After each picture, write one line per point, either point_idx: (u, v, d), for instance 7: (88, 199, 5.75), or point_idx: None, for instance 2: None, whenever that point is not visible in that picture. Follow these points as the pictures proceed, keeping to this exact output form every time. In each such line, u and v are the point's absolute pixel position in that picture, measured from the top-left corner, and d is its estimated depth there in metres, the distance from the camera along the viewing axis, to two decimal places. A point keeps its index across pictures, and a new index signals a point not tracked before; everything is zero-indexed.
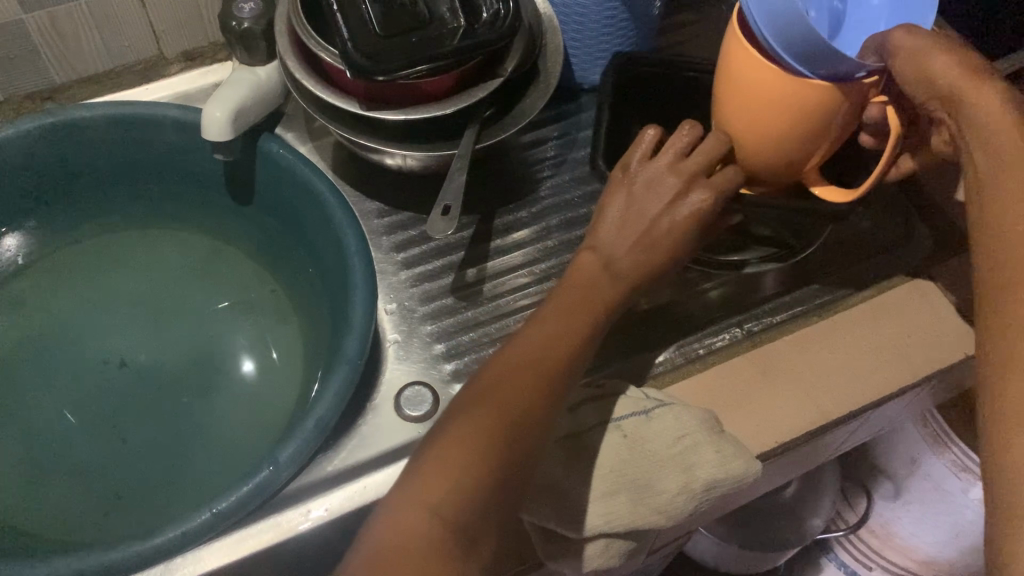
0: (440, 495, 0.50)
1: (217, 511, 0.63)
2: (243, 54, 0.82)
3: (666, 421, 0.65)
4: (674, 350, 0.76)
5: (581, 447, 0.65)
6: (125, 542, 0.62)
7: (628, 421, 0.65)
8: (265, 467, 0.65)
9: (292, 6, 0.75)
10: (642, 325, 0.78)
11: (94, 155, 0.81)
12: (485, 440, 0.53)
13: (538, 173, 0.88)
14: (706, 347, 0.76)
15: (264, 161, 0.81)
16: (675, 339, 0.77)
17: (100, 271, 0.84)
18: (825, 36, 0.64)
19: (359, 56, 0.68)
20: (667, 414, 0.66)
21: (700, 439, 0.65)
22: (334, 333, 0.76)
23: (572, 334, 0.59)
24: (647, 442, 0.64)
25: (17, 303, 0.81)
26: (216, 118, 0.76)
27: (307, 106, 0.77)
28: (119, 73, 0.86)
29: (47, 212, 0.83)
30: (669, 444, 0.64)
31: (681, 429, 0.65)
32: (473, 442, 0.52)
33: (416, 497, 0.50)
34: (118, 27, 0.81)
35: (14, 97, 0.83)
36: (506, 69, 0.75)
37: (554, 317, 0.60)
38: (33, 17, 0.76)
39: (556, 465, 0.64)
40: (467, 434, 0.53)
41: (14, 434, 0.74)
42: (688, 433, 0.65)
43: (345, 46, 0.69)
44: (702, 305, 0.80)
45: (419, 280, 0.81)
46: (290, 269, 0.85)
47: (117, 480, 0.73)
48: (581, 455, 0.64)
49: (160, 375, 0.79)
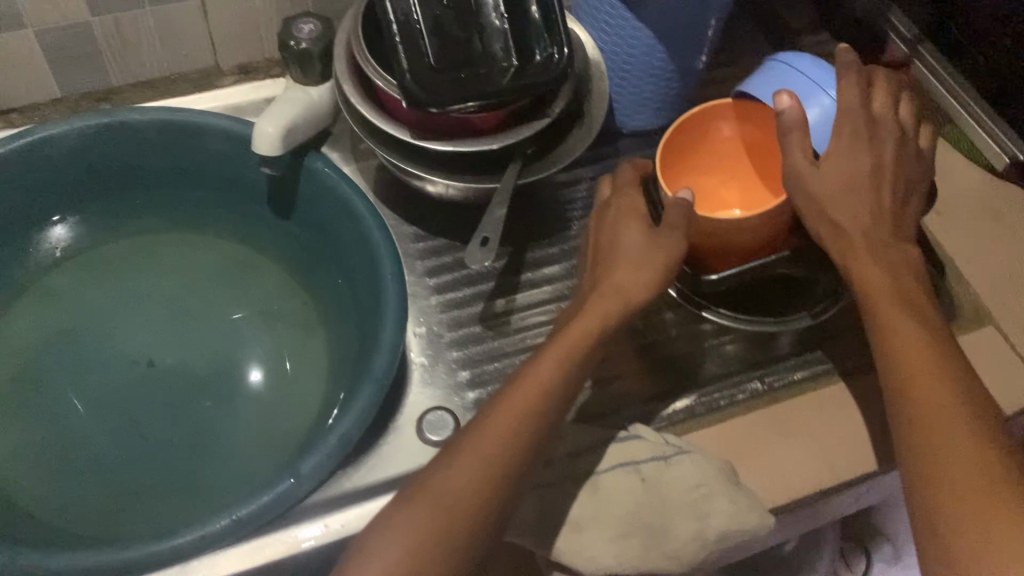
0: (433, 521, 0.55)
1: (237, 518, 0.65)
2: (297, 73, 0.85)
3: (684, 468, 0.66)
4: (696, 399, 0.78)
5: (598, 486, 0.66)
6: (141, 542, 0.63)
7: (647, 464, 0.66)
8: (287, 478, 0.67)
9: (354, 31, 0.78)
10: (663, 371, 0.80)
11: (141, 158, 0.83)
12: (481, 476, 0.57)
13: (570, 212, 0.89)
14: (725, 400, 0.78)
15: (307, 177, 0.83)
16: (698, 389, 0.79)
17: (135, 269, 0.85)
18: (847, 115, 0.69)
19: (416, 86, 0.70)
20: (686, 461, 0.67)
21: (716, 488, 0.65)
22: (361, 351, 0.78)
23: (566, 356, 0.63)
24: (664, 487, 0.66)
25: (54, 295, 0.83)
26: (266, 132, 0.79)
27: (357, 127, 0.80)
28: (175, 80, 0.88)
29: (91, 208, 0.85)
30: (686, 491, 0.65)
31: (700, 478, 0.66)
32: (475, 473, 0.57)
33: (426, 519, 0.56)
34: (179, 36, 0.83)
35: (72, 95, 0.86)
36: (553, 109, 0.77)
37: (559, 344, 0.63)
38: (99, 20, 0.78)
39: (573, 502, 0.65)
40: (471, 466, 0.58)
41: (41, 422, 0.76)
42: (705, 483, 0.65)
43: (403, 75, 0.71)
44: (726, 357, 0.81)
45: (449, 306, 0.83)
46: (321, 284, 0.86)
47: (138, 475, 0.75)
48: (598, 493, 0.66)
49: (186, 377, 0.81)
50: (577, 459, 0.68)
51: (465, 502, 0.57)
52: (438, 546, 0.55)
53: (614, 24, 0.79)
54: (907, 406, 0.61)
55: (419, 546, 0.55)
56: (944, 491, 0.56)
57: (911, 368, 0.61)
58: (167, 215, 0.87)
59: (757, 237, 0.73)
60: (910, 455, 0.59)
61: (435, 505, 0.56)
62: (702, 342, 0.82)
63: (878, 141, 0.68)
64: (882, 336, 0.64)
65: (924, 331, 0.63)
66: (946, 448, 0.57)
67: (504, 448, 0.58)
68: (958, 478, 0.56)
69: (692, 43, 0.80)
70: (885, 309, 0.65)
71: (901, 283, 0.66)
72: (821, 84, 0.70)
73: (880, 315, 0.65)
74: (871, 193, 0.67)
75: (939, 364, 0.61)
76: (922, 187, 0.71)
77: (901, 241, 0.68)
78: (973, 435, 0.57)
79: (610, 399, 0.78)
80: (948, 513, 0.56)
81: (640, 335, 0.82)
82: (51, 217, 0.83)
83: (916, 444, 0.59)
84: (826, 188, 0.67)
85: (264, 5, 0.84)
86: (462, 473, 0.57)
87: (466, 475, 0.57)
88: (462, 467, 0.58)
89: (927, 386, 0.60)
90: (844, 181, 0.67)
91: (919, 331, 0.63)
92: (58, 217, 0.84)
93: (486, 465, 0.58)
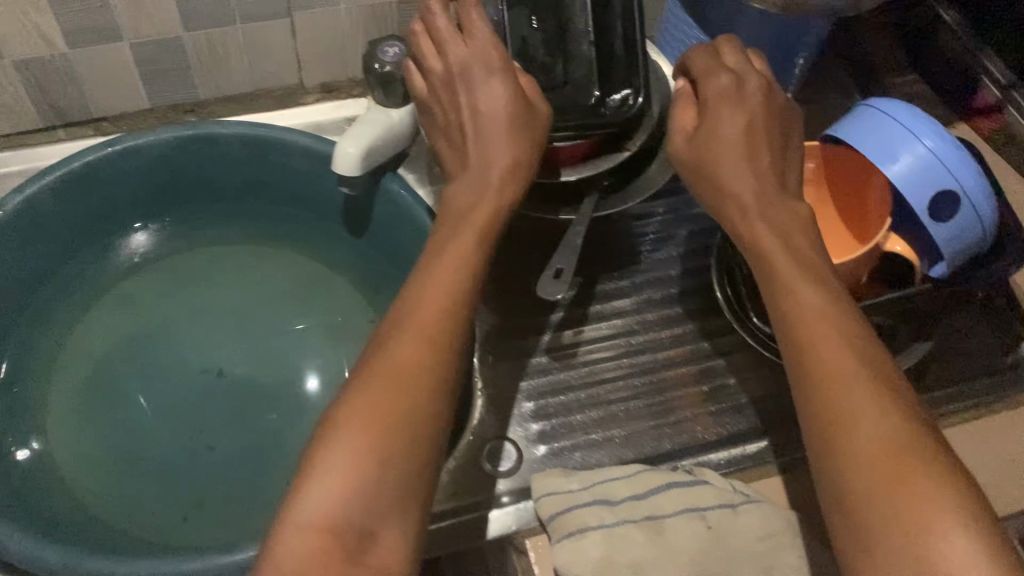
0: (344, 485, 0.51)
1: None
2: (380, 95, 0.84)
3: (751, 518, 0.66)
4: (761, 445, 0.80)
5: (662, 528, 0.66)
6: (206, 554, 0.64)
7: (715, 512, 0.67)
8: None
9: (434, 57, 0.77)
10: (722, 417, 0.82)
11: (220, 170, 0.84)
12: (397, 414, 0.53)
13: (639, 246, 0.89)
14: (789, 450, 0.79)
15: (383, 200, 0.83)
16: (763, 437, 0.80)
17: (208, 277, 0.87)
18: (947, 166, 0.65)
19: None
20: (753, 511, 0.67)
21: (783, 542, 0.66)
22: None
23: (442, 303, 0.57)
24: (729, 536, 0.65)
25: (131, 299, 0.85)
26: (347, 153, 0.79)
27: (431, 154, 0.79)
28: (259, 96, 0.90)
29: (172, 217, 0.88)
30: (751, 543, 0.65)
31: (766, 530, 0.66)
32: (395, 401, 0.53)
33: (361, 447, 0.51)
34: (267, 53, 0.85)
35: (161, 107, 0.89)
36: (631, 146, 0.78)
37: (430, 289, 0.58)
38: (192, 36, 0.80)
39: (634, 544, 0.65)
40: (366, 416, 0.53)
41: (112, 424, 0.77)
42: (772, 534, 0.66)
43: None
44: (790, 407, 0.81)
45: (519, 334, 0.84)
46: (390, 302, 0.86)
47: (201, 484, 0.76)
48: (661, 535, 0.65)
49: (252, 390, 0.81)
50: (641, 502, 0.68)
51: (390, 426, 0.53)
52: (366, 478, 0.51)
53: None
54: (830, 386, 0.52)
55: (351, 482, 0.51)
56: (871, 473, 0.49)
57: (811, 329, 0.54)
58: (244, 226, 0.89)
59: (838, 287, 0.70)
60: (809, 418, 0.53)
61: (381, 396, 0.53)
62: (767, 390, 0.82)
63: (747, 96, 0.64)
64: (778, 299, 0.57)
65: (828, 296, 0.56)
66: (857, 424, 0.50)
67: (421, 390, 0.54)
68: (869, 451, 0.49)
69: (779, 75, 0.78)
70: (789, 277, 0.57)
71: (796, 246, 0.59)
72: (916, 132, 0.66)
73: (776, 271, 0.58)
74: (750, 142, 0.62)
75: (822, 323, 0.54)
76: (796, 146, 0.66)
77: (788, 196, 0.62)
78: (886, 412, 0.50)
79: (674, 440, 0.80)
80: (855, 491, 0.49)
81: (702, 377, 0.83)
82: (132, 224, 0.86)
83: (827, 436, 0.51)
84: (716, 102, 0.64)
85: (351, 26, 0.84)
86: (363, 428, 0.52)
87: (362, 433, 0.52)
88: (362, 417, 0.53)
89: (826, 354, 0.53)
90: (735, 139, 0.62)
91: (820, 297, 0.56)
92: (140, 225, 0.87)
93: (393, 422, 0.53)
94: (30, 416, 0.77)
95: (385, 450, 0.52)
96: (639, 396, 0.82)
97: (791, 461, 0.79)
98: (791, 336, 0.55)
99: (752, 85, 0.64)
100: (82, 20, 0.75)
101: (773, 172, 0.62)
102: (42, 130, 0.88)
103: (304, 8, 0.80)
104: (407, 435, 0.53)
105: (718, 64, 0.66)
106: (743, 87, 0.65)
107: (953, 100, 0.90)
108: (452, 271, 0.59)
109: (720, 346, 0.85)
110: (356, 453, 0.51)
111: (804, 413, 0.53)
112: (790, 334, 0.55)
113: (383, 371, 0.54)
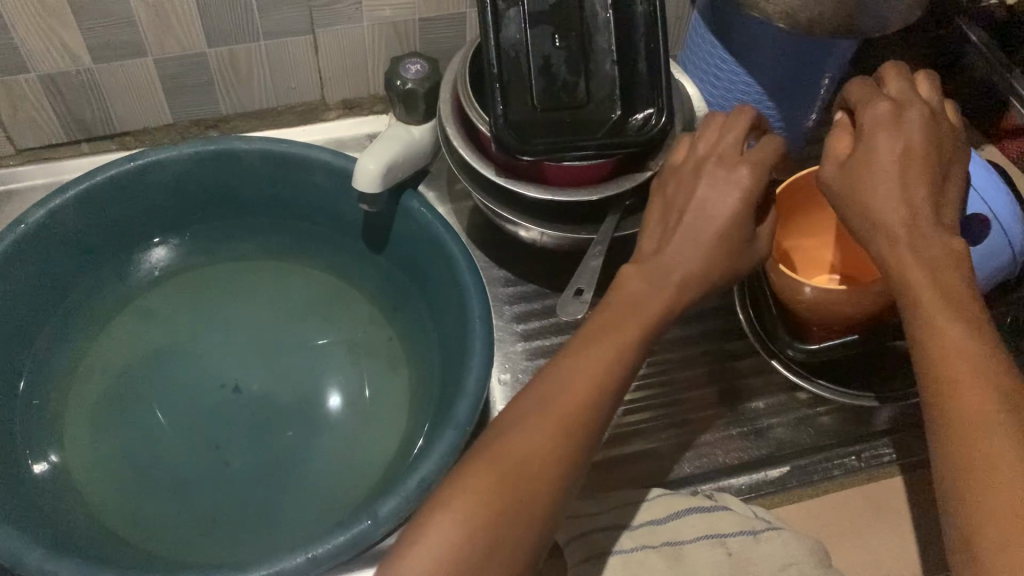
0: (467, 537, 0.46)
1: (312, 556, 0.59)
2: (401, 112, 0.83)
3: (773, 546, 0.61)
4: (789, 469, 0.75)
5: (713, 534, 0.62)
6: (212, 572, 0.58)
7: (734, 539, 0.62)
8: (362, 519, 0.61)
9: (462, 73, 0.75)
10: (747, 438, 0.78)
11: (242, 185, 0.82)
12: (540, 456, 0.49)
13: None
14: (818, 474, 0.75)
15: (403, 216, 0.80)
16: (791, 459, 0.76)
17: (227, 292, 0.84)
18: (974, 187, 0.68)
19: (508, 133, 0.67)
20: (775, 538, 0.62)
21: (807, 570, 0.60)
22: (445, 399, 0.73)
23: (598, 368, 0.52)
24: (753, 566, 0.60)
25: (151, 314, 0.81)
26: (368, 169, 0.76)
27: (454, 167, 0.76)
28: (281, 112, 0.89)
29: (194, 230, 0.85)
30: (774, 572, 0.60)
31: (789, 557, 0.60)
32: (530, 458, 0.49)
33: (468, 514, 0.47)
34: (288, 70, 0.84)
35: (182, 122, 0.87)
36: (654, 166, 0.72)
37: (580, 356, 0.53)
38: (214, 52, 0.79)
39: (691, 553, 0.61)
40: (495, 470, 0.48)
41: (128, 441, 0.74)
42: (795, 563, 0.60)
43: (496, 115, 0.67)
44: (821, 425, 0.78)
45: (536, 353, 0.82)
46: (410, 319, 0.82)
47: (214, 503, 0.71)
48: (714, 540, 0.62)
49: (272, 406, 0.77)
50: (660, 528, 0.63)
51: (523, 479, 0.49)
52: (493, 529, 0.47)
53: (725, 74, 0.81)
54: (949, 426, 0.47)
55: (462, 531, 0.46)
56: (986, 502, 0.44)
57: (951, 368, 0.48)
58: (267, 240, 0.86)
59: (866, 312, 0.68)
60: (943, 468, 0.47)
61: (515, 458, 0.49)
62: (797, 411, 0.79)
63: (906, 124, 0.55)
64: (919, 343, 0.50)
65: (962, 313, 0.50)
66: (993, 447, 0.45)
67: (582, 413, 0.51)
68: (1006, 495, 0.43)
69: (801, 100, 0.81)
70: (928, 308, 0.50)
71: (949, 273, 0.51)
72: None
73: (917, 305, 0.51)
74: (903, 170, 0.53)
75: (949, 360, 0.48)
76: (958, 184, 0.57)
77: (938, 228, 0.53)
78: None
79: (695, 463, 0.76)
80: (992, 539, 0.43)
81: (725, 397, 0.80)
82: (152, 239, 0.84)
83: (954, 481, 0.45)
84: (871, 130, 0.55)
85: (373, 46, 0.83)
86: (495, 482, 0.48)
87: (480, 488, 0.48)
88: (499, 471, 0.48)
89: (969, 395, 0.47)
90: (892, 160, 0.54)
91: (950, 313, 0.50)
92: (159, 239, 0.84)
93: (530, 475, 0.49)
94: (46, 428, 0.74)
95: (515, 515, 0.48)
96: (661, 418, 0.78)
97: (820, 479, 0.75)
98: (937, 387, 0.48)
99: (913, 112, 0.55)
100: (100, 37, 0.75)
101: (930, 202, 0.53)
102: (65, 142, 0.86)
103: (326, 25, 0.80)
104: (542, 497, 0.49)
105: (877, 91, 0.58)
106: (904, 114, 0.55)
107: (985, 121, 0.93)
108: (602, 341, 0.54)
109: (745, 369, 0.82)
110: (462, 516, 0.47)
111: (937, 463, 0.47)
112: (933, 399, 0.48)
113: (541, 389, 0.52)
